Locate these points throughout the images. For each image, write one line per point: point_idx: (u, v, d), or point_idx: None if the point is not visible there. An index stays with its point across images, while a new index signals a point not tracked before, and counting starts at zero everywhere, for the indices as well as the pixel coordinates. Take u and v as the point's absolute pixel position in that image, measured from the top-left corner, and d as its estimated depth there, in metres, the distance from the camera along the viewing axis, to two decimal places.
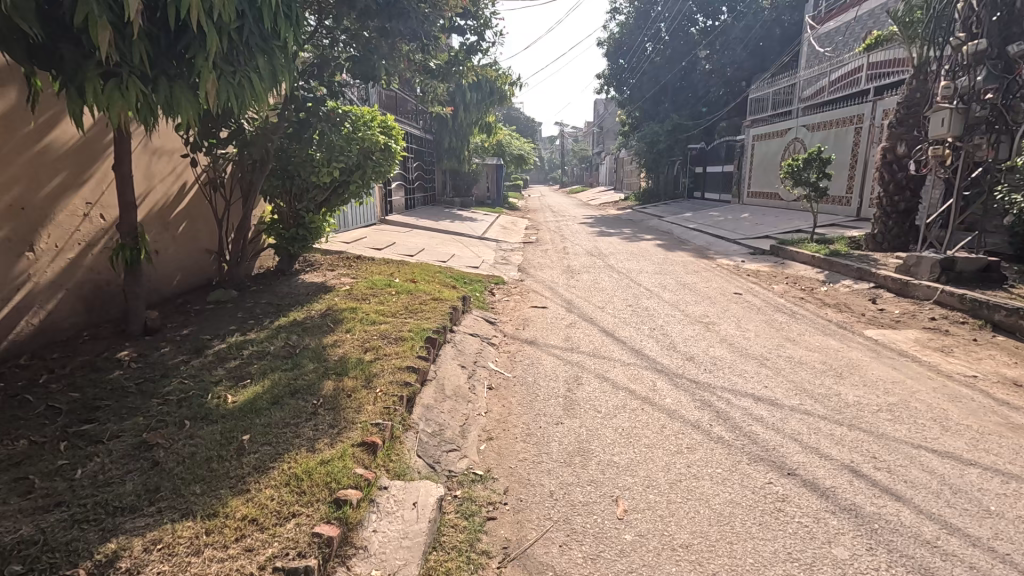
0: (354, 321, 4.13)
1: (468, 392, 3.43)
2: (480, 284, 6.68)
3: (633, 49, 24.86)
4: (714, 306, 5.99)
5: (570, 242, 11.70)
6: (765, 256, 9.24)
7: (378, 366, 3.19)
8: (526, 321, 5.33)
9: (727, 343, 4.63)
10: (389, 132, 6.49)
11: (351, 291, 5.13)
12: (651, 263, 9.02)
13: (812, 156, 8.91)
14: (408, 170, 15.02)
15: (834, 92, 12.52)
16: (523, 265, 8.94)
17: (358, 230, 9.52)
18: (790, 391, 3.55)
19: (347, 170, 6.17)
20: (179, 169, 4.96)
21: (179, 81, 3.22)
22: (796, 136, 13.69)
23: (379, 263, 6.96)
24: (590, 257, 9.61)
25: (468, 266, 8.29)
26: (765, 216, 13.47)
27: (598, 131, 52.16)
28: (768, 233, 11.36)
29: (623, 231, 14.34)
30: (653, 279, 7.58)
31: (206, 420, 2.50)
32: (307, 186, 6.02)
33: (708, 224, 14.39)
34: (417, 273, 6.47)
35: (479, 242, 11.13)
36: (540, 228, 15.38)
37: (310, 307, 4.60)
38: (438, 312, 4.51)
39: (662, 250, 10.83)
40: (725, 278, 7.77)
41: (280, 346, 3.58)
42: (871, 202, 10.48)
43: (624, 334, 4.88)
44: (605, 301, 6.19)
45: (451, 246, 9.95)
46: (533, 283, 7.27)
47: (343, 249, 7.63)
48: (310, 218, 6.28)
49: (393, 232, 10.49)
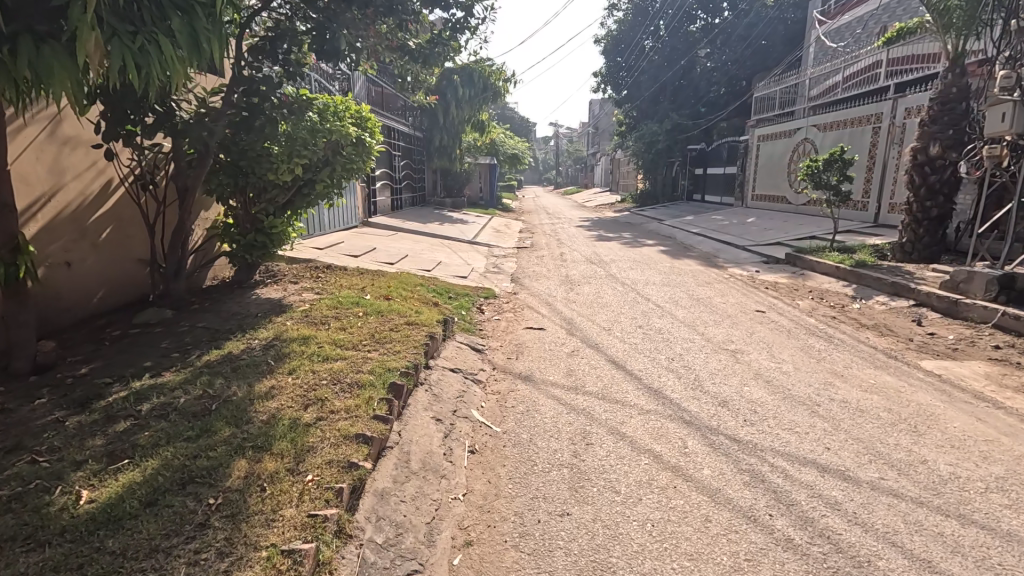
0: (303, 357, 3.27)
1: (443, 461, 2.59)
2: (467, 299, 5.84)
3: (631, 46, 24.06)
4: (737, 328, 5.20)
5: (567, 248, 10.89)
6: (781, 266, 8.47)
7: (317, 435, 2.32)
8: (520, 347, 4.50)
9: (764, 380, 3.83)
10: (363, 123, 5.67)
11: (310, 313, 4.25)
12: (657, 272, 8.22)
13: (834, 156, 8.13)
14: (395, 169, 14.18)
15: (848, 89, 11.81)
16: (517, 274, 8.11)
17: (335, 235, 8.65)
18: (862, 457, 2.74)
19: (313, 166, 5.33)
20: (99, 164, 4.08)
21: (49, 42, 2.20)
22: (806, 136, 12.97)
23: (351, 273, 6.09)
24: (590, 265, 8.81)
25: (456, 276, 7.45)
26: (772, 221, 12.73)
27: (595, 132, 51.47)
28: (780, 239, 10.61)
29: (622, 235, 13.56)
30: (662, 293, 6.77)
31: (29, 543, 1.64)
32: (264, 185, 5.14)
33: (712, 228, 13.65)
34: (394, 286, 5.61)
35: (469, 247, 10.30)
36: (535, 231, 14.59)
37: (253, 334, 3.73)
38: (411, 341, 3.66)
39: (667, 257, 10.05)
40: (742, 291, 6.97)
41: (194, 397, 2.70)
42: (891, 207, 9.77)
43: (637, 367, 4.05)
44: (609, 321, 5.37)
45: (439, 251, 9.11)
46: (528, 296, 6.44)
47: (313, 256, 6.76)
48: (269, 221, 5.42)
49: (375, 235, 9.63)
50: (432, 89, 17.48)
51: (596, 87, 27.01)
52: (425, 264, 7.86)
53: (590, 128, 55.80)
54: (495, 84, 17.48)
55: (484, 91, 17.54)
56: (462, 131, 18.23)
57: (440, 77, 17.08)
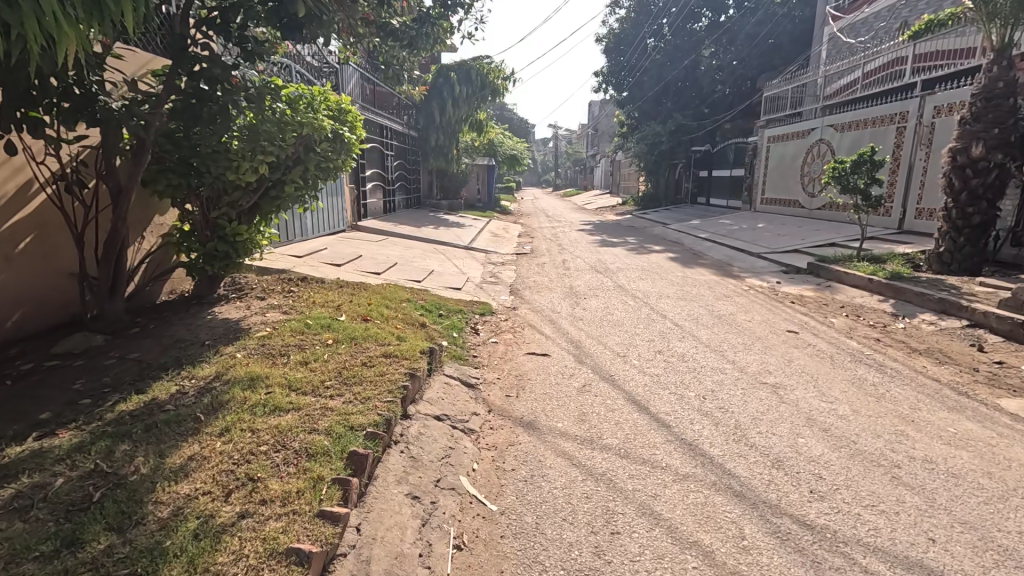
0: (243, 407, 2.54)
1: (418, 569, 1.88)
2: (460, 316, 5.14)
3: (633, 45, 23.41)
4: (771, 353, 4.50)
5: (569, 255, 10.18)
6: (804, 276, 7.78)
7: (229, 553, 1.62)
8: (521, 380, 3.79)
9: (819, 427, 3.13)
10: (340, 116, 4.96)
11: (267, 341, 3.51)
12: (668, 283, 7.54)
13: (862, 156, 7.45)
14: (388, 170, 13.50)
15: (868, 87, 11.19)
16: (515, 284, 7.41)
17: (317, 241, 7.94)
18: (982, 557, 2.04)
19: (280, 164, 4.63)
20: (11, 162, 3.34)
21: None
22: (821, 136, 12.33)
23: (329, 286, 5.38)
24: (596, 274, 8.13)
25: (448, 287, 6.75)
26: (785, 226, 12.08)
27: (595, 133, 50.88)
28: (797, 246, 9.94)
29: (627, 241, 12.89)
30: (679, 308, 6.08)
31: None
32: (224, 186, 4.42)
33: (721, 233, 12.98)
34: (377, 301, 4.91)
35: (465, 253, 9.60)
36: (534, 235, 13.93)
37: (191, 372, 3.00)
38: (386, 381, 2.95)
39: (677, 265, 9.36)
40: (766, 307, 6.28)
41: (78, 475, 1.97)
42: (917, 212, 9.13)
43: (662, 411, 3.35)
44: (622, 345, 4.67)
45: (431, 259, 8.40)
46: (529, 312, 5.74)
47: (289, 265, 6.04)
48: (232, 228, 4.69)
49: (363, 241, 8.93)
50: (428, 87, 16.88)
51: (596, 88, 26.40)
52: (415, 273, 7.15)
53: (589, 129, 55.28)
54: (493, 82, 16.99)
55: (483, 89, 17.04)
56: (459, 131, 17.59)
57: (436, 74, 16.52)
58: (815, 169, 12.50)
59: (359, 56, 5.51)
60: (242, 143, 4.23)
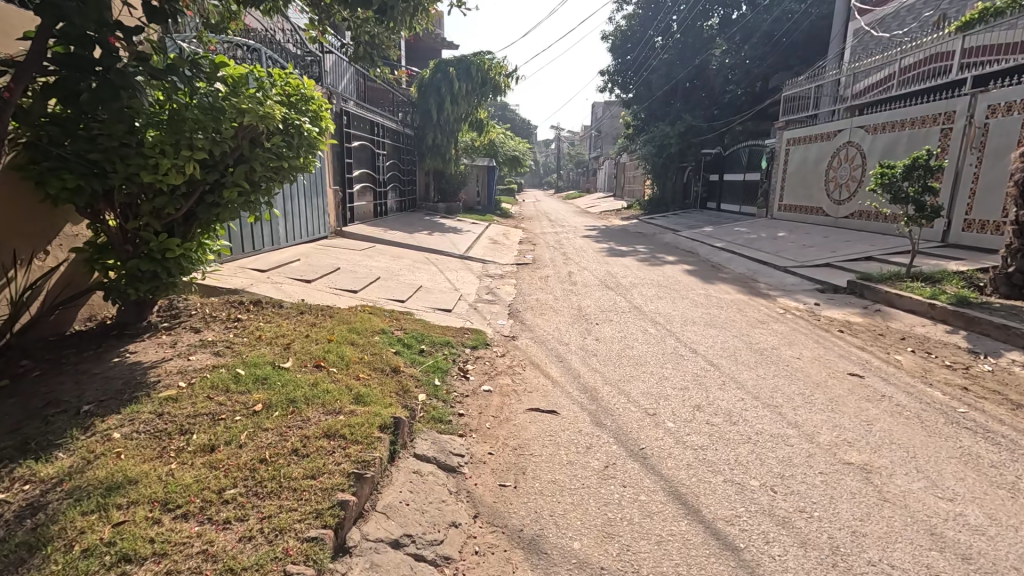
0: (66, 558, 1.56)
1: None
2: (448, 352, 4.19)
3: (641, 42, 22.41)
4: (840, 411, 3.52)
5: (575, 266, 9.25)
6: (846, 297, 6.81)
7: None
8: (522, 458, 2.80)
9: (955, 553, 2.15)
10: (297, 103, 4.02)
11: (168, 409, 2.52)
12: (691, 304, 6.55)
13: (918, 160, 6.46)
14: (379, 170, 12.54)
15: (905, 85, 10.27)
16: (515, 303, 6.46)
17: (289, 252, 6.96)
18: None
19: (218, 162, 3.66)
20: None
21: None
22: (849, 138, 11.39)
23: (289, 312, 4.41)
24: (606, 292, 7.14)
25: (438, 307, 5.80)
26: (810, 236, 11.11)
27: (597, 135, 50.13)
28: (829, 260, 8.98)
29: (637, 250, 11.91)
30: (711, 339, 5.08)
31: None
32: (142, 189, 3.45)
33: (739, 243, 12.00)
34: (343, 334, 3.94)
35: (460, 264, 8.66)
36: (537, 242, 12.97)
37: (29, 471, 2.01)
38: (317, 489, 1.97)
39: (696, 279, 8.41)
40: (812, 337, 5.30)
41: None
42: (966, 223, 8.17)
43: (722, 517, 2.36)
44: (648, 397, 3.68)
45: (421, 272, 7.45)
46: (531, 344, 4.79)
47: (246, 284, 5.07)
48: (158, 242, 3.71)
49: (344, 250, 7.95)
50: (425, 84, 15.94)
51: (602, 87, 25.45)
52: (400, 290, 6.20)
53: (592, 130, 54.44)
54: (494, 78, 16.01)
55: (483, 85, 16.05)
56: (458, 130, 16.61)
57: (434, 70, 15.64)
58: (843, 175, 11.54)
59: (330, 33, 4.56)
60: (161, 134, 3.26)
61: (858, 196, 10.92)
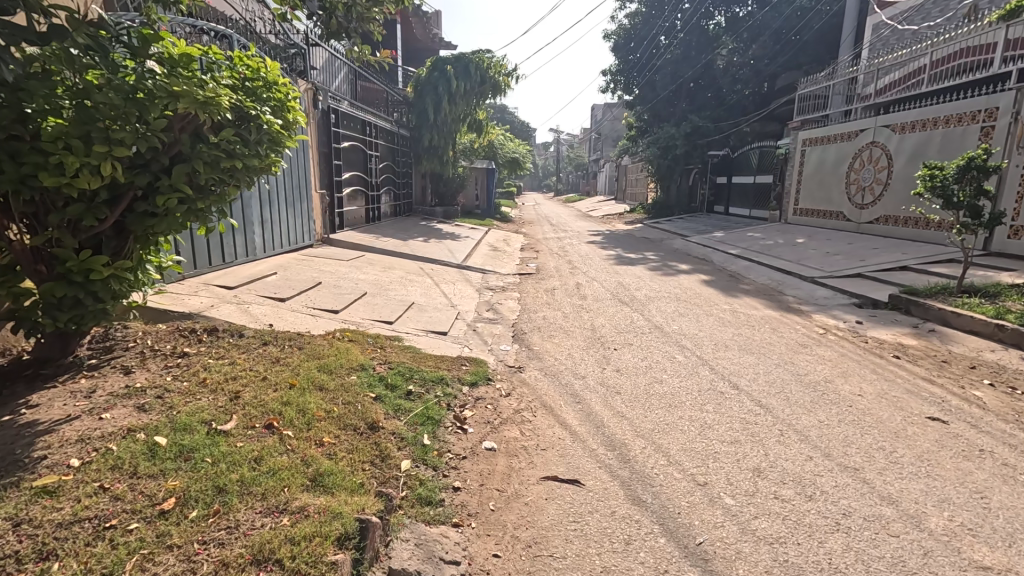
0: None
1: None
2: (443, 394, 3.45)
3: (645, 41, 21.71)
4: (938, 476, 2.77)
5: (583, 277, 8.53)
6: (890, 314, 6.08)
7: None
8: (538, 564, 2.05)
9: None
10: (256, 89, 3.26)
11: (32, 514, 1.75)
12: (718, 324, 5.80)
13: (973, 159, 5.73)
14: (372, 173, 11.79)
15: (936, 81, 9.63)
16: (519, 322, 5.72)
17: (265, 265, 6.20)
18: None
19: (151, 161, 2.90)
20: None
21: None
22: (873, 138, 10.68)
23: (251, 343, 3.65)
24: (620, 308, 6.40)
25: (432, 329, 5.06)
26: (833, 242, 10.38)
27: (597, 138, 49.60)
28: (860, 270, 8.25)
29: (647, 257, 11.17)
30: (751, 370, 4.32)
31: None
32: (47, 194, 2.69)
33: (755, 250, 11.26)
34: (312, 375, 3.18)
35: (459, 275, 7.93)
36: (539, 249, 12.26)
37: None
38: None
39: (716, 292, 7.68)
40: (867, 366, 4.56)
41: None
42: (1014, 230, 7.44)
43: None
44: (692, 457, 2.92)
45: (415, 286, 6.71)
46: (542, 377, 4.05)
47: (206, 306, 4.32)
48: (78, 261, 2.96)
49: (329, 261, 7.20)
50: (422, 83, 15.21)
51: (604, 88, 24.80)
52: (390, 309, 5.46)
53: (592, 132, 53.84)
54: (494, 77, 15.27)
55: (482, 84, 15.30)
56: (456, 131, 15.87)
57: (432, 68, 14.91)
58: (865, 177, 10.83)
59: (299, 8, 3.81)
60: (66, 124, 2.50)
61: (884, 201, 10.23)
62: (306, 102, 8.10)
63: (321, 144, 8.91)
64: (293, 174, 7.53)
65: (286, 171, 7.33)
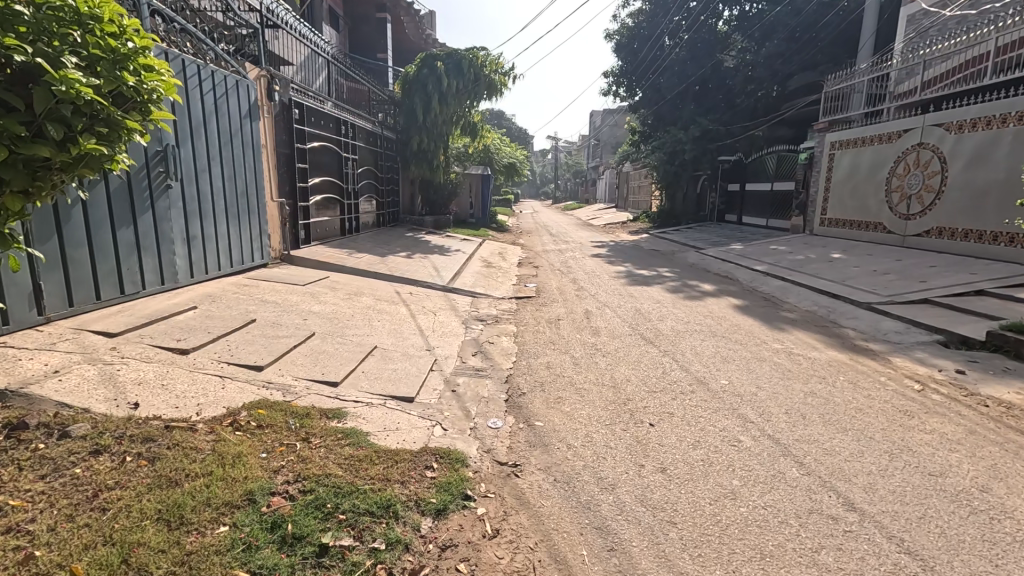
0: None
1: None
2: (386, 547, 2.03)
3: (649, 42, 20.38)
4: None
5: (593, 302, 7.13)
6: (998, 360, 4.68)
7: None
8: None
9: None
10: (45, 20, 1.86)
11: None
12: (778, 376, 4.38)
13: None
14: (349, 179, 10.40)
15: (1001, 74, 8.49)
16: (516, 374, 4.30)
17: (184, 296, 4.77)
18: None
19: None
20: None
21: None
22: (920, 138, 9.35)
23: (80, 448, 2.24)
24: (645, 351, 4.97)
25: (395, 393, 3.63)
26: (879, 259, 9.01)
27: (598, 145, 48.54)
28: (926, 294, 6.86)
29: (662, 275, 9.77)
30: (858, 467, 2.90)
31: None
32: None
33: (784, 266, 9.89)
34: (138, 537, 1.76)
35: (442, 302, 6.51)
36: (539, 264, 10.83)
37: None
38: None
39: (757, 322, 6.29)
40: (1018, 452, 3.14)
41: None
42: None
43: None
44: None
45: (383, 321, 5.29)
46: (550, 490, 2.63)
47: (50, 372, 2.92)
48: None
49: (279, 286, 5.78)
50: (410, 81, 13.88)
51: (606, 92, 23.64)
52: (340, 359, 4.04)
53: (592, 138, 52.58)
54: (488, 75, 13.80)
55: (476, 83, 13.82)
56: (447, 134, 14.46)
57: (421, 65, 13.58)
58: (912, 184, 9.49)
59: None
60: None
61: (937, 210, 8.91)
62: (259, 92, 6.70)
63: (281, 143, 7.49)
64: (237, 179, 6.11)
65: (227, 175, 5.92)
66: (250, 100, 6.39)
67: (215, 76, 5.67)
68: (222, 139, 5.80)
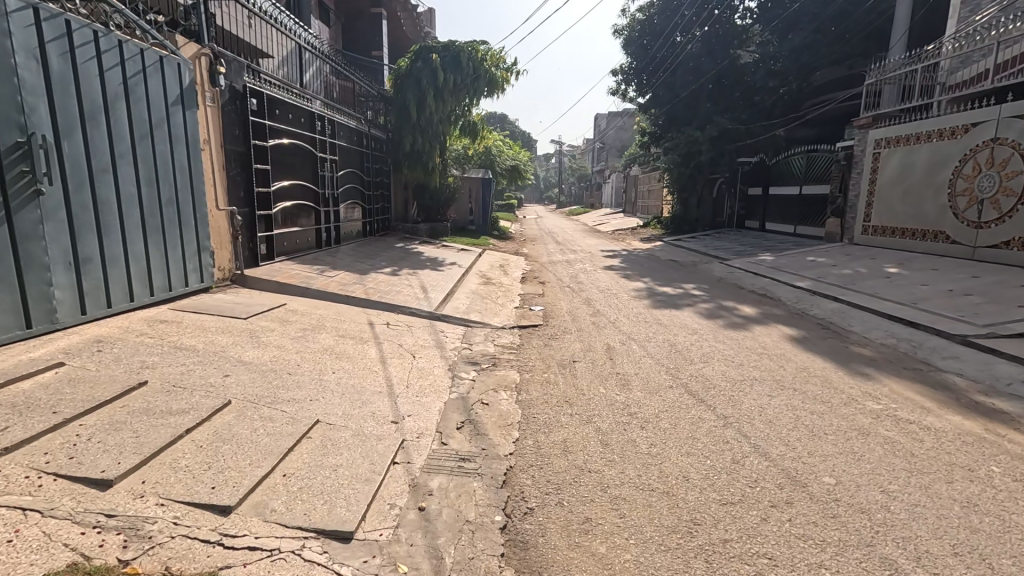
0: None
1: None
2: None
3: (660, 38, 18.89)
4: None
5: (613, 333, 5.74)
6: None
7: None
8: None
9: None
10: None
11: None
12: (906, 468, 2.97)
13: None
14: (326, 183, 9.05)
15: None
16: (520, 466, 2.92)
17: (53, 346, 3.40)
18: None
19: None
20: None
21: None
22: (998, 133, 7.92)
23: None
24: (698, 417, 3.58)
25: (323, 521, 2.27)
26: (951, 275, 7.57)
27: (603, 148, 47.38)
28: None
29: (690, 293, 8.34)
30: None
31: None
32: None
33: (832, 283, 8.46)
34: None
35: (424, 338, 5.14)
36: (545, 280, 9.46)
37: None
38: None
39: (829, 364, 4.86)
40: None
41: None
42: None
43: None
44: None
45: (339, 373, 3.91)
46: None
47: None
48: None
49: (209, 322, 4.42)
50: (403, 75, 12.59)
51: (613, 91, 22.31)
52: (251, 451, 2.67)
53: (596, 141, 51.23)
54: (489, 70, 12.47)
55: (475, 79, 12.49)
56: (444, 134, 13.12)
57: (415, 58, 12.28)
58: (983, 186, 8.12)
59: None
60: None
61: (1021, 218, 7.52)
62: (196, 75, 5.37)
63: (231, 139, 6.13)
64: (162, 182, 4.76)
65: (146, 177, 4.57)
66: (181, 83, 5.04)
67: (127, 48, 4.32)
68: (137, 131, 4.45)
